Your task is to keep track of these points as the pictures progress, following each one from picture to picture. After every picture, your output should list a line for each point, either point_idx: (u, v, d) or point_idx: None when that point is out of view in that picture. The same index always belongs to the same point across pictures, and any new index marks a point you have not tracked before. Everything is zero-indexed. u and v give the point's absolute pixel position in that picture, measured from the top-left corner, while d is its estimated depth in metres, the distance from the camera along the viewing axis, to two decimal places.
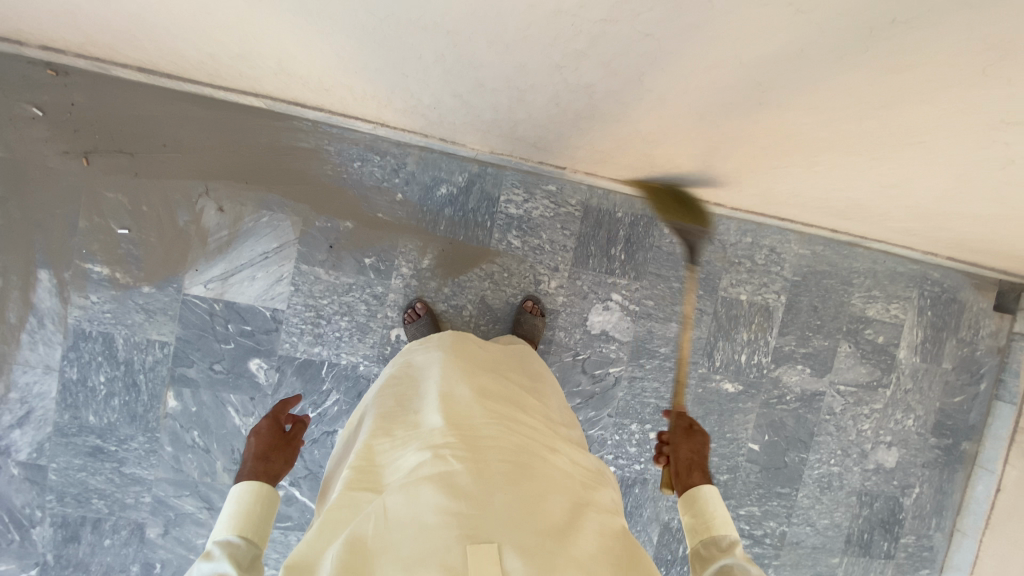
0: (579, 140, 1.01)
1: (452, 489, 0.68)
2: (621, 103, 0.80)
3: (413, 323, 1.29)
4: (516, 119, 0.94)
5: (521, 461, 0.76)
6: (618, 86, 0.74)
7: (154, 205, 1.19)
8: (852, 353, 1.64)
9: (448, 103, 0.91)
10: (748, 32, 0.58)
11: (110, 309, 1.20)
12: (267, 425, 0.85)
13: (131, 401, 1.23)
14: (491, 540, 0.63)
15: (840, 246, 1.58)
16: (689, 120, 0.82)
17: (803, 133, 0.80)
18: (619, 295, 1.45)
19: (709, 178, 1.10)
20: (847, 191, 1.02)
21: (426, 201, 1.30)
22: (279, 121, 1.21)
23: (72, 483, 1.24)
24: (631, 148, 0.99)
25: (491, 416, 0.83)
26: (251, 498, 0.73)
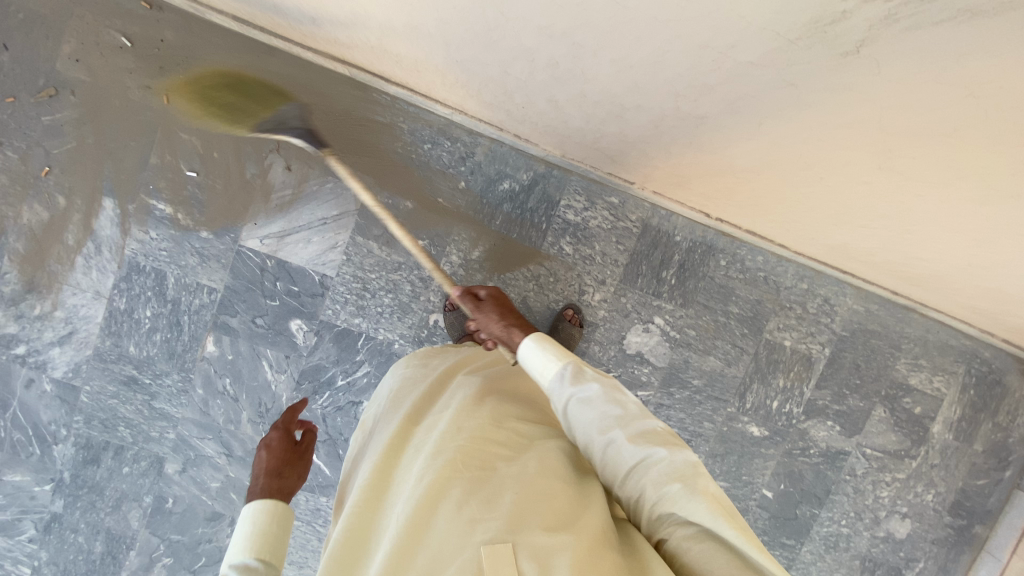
0: (664, 163, 0.98)
1: (464, 497, 0.71)
2: (726, 141, 0.79)
3: (454, 312, 1.29)
4: (605, 132, 0.93)
5: (531, 459, 0.78)
6: (733, 128, 0.75)
7: (225, 153, 1.20)
8: (885, 419, 1.59)
9: (540, 106, 0.90)
10: (899, 91, 0.58)
11: (166, 247, 1.22)
12: (277, 437, 0.94)
13: (172, 339, 1.26)
14: (505, 541, 0.66)
15: (895, 308, 1.53)
16: (789, 169, 0.81)
17: (909, 202, 0.78)
18: (661, 319, 1.43)
19: (784, 222, 1.07)
20: (930, 261, 0.98)
21: (487, 193, 1.29)
22: (359, 90, 1.21)
23: (102, 408, 1.28)
24: (716, 181, 0.97)
25: (501, 416, 0.86)
26: (264, 519, 0.79)
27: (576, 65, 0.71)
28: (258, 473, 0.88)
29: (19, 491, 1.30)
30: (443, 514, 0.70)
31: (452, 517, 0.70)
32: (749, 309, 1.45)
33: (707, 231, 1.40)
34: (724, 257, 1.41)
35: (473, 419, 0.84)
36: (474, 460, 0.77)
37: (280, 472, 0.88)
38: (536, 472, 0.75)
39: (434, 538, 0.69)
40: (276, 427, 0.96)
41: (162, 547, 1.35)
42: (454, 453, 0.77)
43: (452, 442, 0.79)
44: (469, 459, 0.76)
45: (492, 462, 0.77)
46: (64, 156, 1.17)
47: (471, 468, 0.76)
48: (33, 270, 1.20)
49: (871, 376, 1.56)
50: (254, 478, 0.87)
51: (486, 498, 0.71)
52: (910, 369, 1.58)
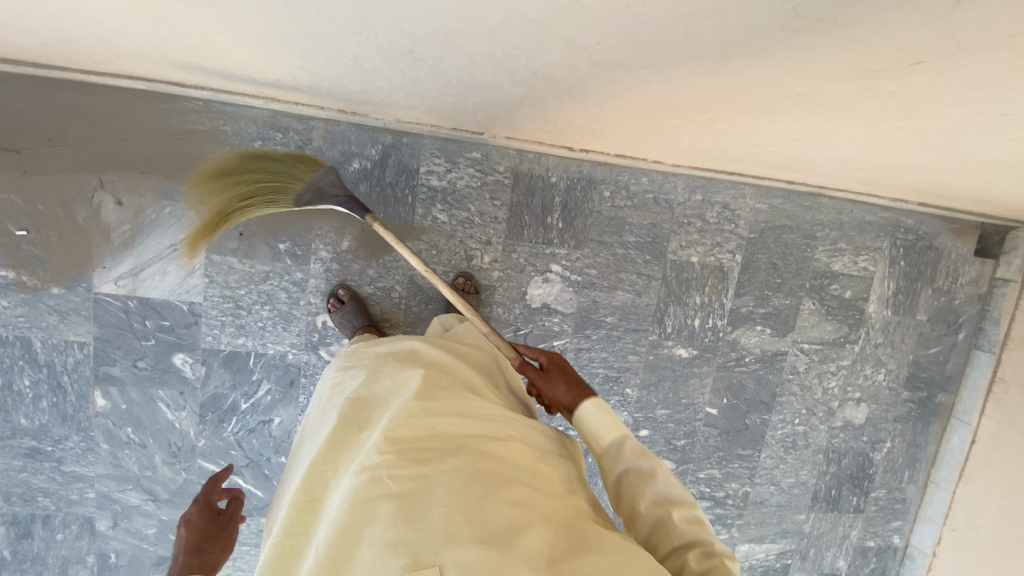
0: (460, 105, 0.95)
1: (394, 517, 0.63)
2: (461, 69, 0.77)
3: (338, 310, 1.25)
4: (379, 86, 0.89)
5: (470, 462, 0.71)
6: (446, 55, 0.72)
7: (50, 202, 1.14)
8: (816, 311, 1.56)
9: (302, 75, 0.89)
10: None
11: (22, 312, 1.17)
12: (198, 512, 0.83)
13: (59, 402, 1.23)
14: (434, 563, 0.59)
15: (801, 198, 1.47)
16: (545, 83, 0.78)
17: (670, 94, 0.75)
18: (559, 265, 1.37)
19: (626, 135, 1.00)
20: (769, 146, 0.93)
21: (338, 178, 1.24)
22: (169, 103, 1.14)
23: (16, 483, 1.27)
24: (517, 112, 0.95)
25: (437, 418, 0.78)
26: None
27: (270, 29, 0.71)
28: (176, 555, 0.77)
29: None
30: (369, 539, 0.62)
31: (377, 542, 0.61)
32: (646, 234, 1.39)
33: (582, 164, 1.32)
34: (607, 187, 1.34)
35: (403, 428, 0.75)
36: (403, 470, 0.68)
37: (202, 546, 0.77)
38: (470, 477, 0.69)
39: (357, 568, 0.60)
40: (197, 501, 0.84)
41: None
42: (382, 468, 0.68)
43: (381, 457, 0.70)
44: (400, 469, 0.68)
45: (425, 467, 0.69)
46: None
47: (403, 480, 0.67)
48: None
49: (792, 272, 1.51)
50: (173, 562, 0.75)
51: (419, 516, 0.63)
52: (831, 256, 1.53)
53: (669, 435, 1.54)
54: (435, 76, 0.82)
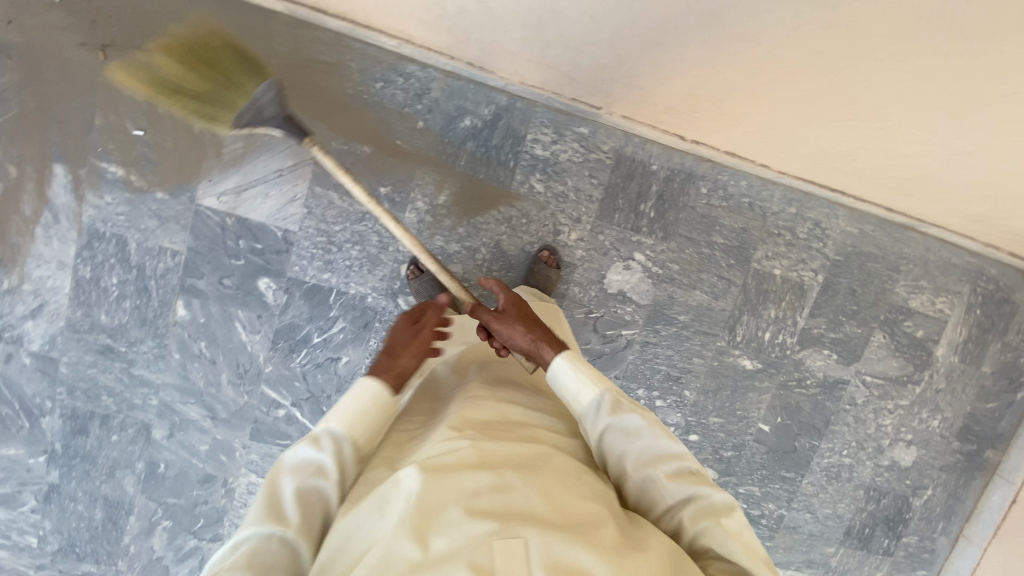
0: (617, 69, 0.94)
1: (477, 486, 0.62)
2: (667, 10, 0.78)
3: (416, 279, 1.26)
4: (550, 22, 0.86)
5: (541, 453, 0.72)
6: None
7: (171, 108, 1.15)
8: (885, 344, 1.54)
9: (472, 12, 0.89)
10: None
11: (123, 211, 1.19)
12: (402, 320, 0.93)
13: (142, 305, 1.24)
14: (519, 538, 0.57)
15: (893, 228, 1.45)
16: (739, 50, 0.81)
17: (873, 77, 0.80)
18: (643, 254, 1.36)
19: (764, 133, 1.03)
20: (909, 159, 1.00)
21: (448, 132, 1.24)
22: (302, 30, 1.15)
23: (83, 378, 1.28)
24: (668, 88, 0.96)
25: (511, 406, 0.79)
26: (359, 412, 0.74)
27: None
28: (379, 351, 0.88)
29: (15, 465, 1.33)
30: (452, 503, 0.61)
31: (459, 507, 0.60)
32: (734, 238, 1.38)
33: (686, 157, 1.32)
34: (705, 185, 1.34)
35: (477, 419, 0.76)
36: (484, 447, 0.69)
37: (395, 352, 0.85)
38: (545, 468, 0.69)
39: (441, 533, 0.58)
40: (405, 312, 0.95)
41: (160, 510, 1.38)
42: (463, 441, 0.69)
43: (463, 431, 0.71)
44: (481, 443, 0.69)
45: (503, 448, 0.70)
46: (8, 124, 1.13)
47: (484, 455, 0.67)
48: None
49: (868, 301, 1.49)
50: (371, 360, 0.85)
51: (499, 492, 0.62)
52: (910, 292, 1.51)
53: (717, 444, 1.54)
54: (620, 22, 0.82)
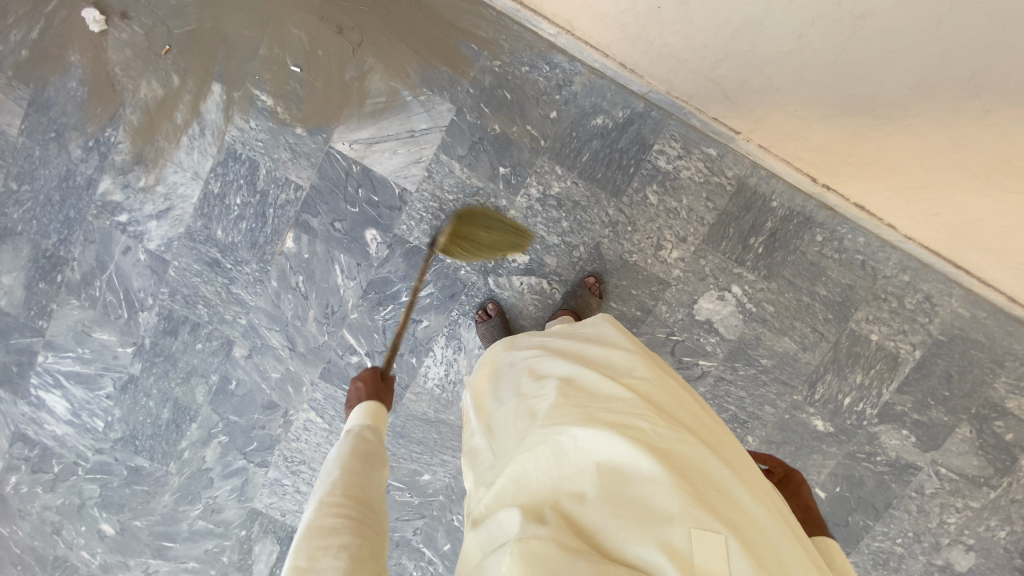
0: (790, 95, 1.03)
1: (669, 466, 0.61)
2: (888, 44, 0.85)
3: (484, 323, 1.31)
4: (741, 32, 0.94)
5: (716, 448, 0.69)
6: (904, 26, 0.81)
7: (330, 52, 1.21)
8: (969, 440, 1.44)
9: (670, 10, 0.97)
10: None
11: (263, 138, 1.26)
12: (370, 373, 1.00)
13: (256, 229, 1.31)
14: (718, 529, 0.56)
15: (1006, 320, 1.37)
16: (952, 87, 0.87)
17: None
18: (740, 288, 1.34)
19: (921, 180, 1.06)
20: None
21: (578, 126, 1.25)
22: (467, 2, 1.19)
23: (186, 284, 1.35)
24: (847, 125, 1.03)
25: (677, 395, 0.77)
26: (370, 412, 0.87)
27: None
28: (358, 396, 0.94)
29: (104, 349, 1.40)
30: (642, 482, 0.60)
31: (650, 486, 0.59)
32: (838, 293, 1.34)
33: (809, 201, 1.29)
34: (822, 232, 1.31)
35: (649, 393, 0.74)
36: (663, 423, 0.67)
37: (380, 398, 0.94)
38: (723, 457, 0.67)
39: (635, 513, 0.58)
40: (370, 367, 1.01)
41: (220, 424, 1.44)
42: (647, 420, 0.67)
43: (640, 406, 0.70)
44: (664, 425, 0.67)
45: (681, 430, 0.68)
46: (184, 37, 1.22)
47: (666, 436, 0.66)
48: (142, 144, 1.27)
49: (962, 390, 1.41)
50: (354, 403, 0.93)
51: (689, 479, 0.61)
52: (1009, 391, 1.41)
53: None
54: (827, 50, 0.90)
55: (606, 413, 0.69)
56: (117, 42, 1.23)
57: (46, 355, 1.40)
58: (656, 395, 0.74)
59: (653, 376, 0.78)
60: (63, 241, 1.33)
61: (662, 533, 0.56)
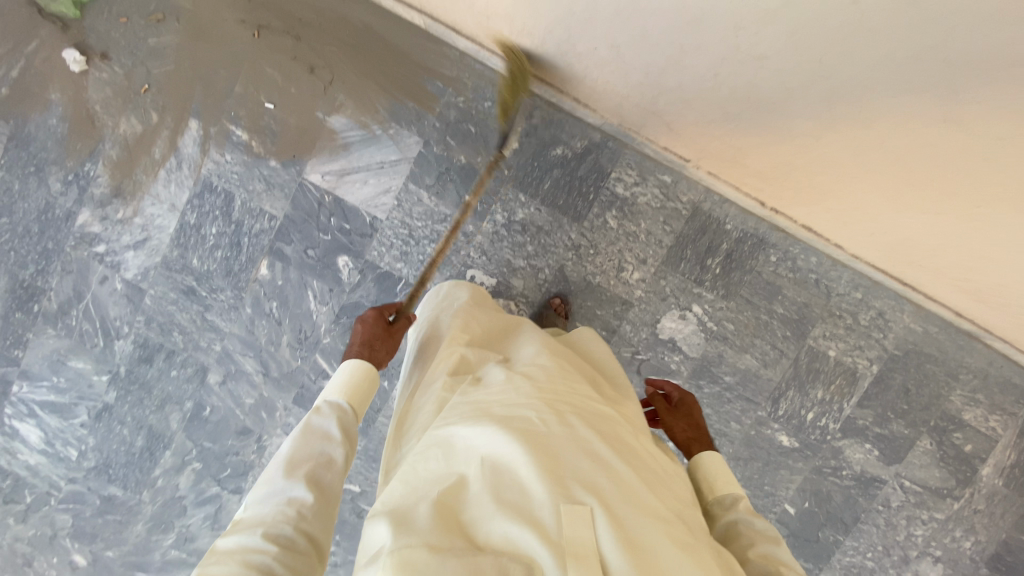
0: (719, 125, 1.10)
1: (544, 454, 0.70)
2: (788, 84, 0.92)
3: None
4: (663, 69, 1.02)
5: (603, 427, 0.78)
6: (796, 69, 0.88)
7: (302, 90, 1.28)
8: (930, 452, 1.47)
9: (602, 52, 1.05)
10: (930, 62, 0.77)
11: (238, 171, 1.31)
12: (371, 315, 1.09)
13: (231, 258, 1.35)
14: (585, 502, 0.66)
15: (957, 334, 1.43)
16: (848, 121, 0.94)
17: (962, 164, 0.91)
18: (700, 308, 1.39)
19: (855, 202, 1.12)
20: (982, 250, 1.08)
21: (539, 156, 1.32)
22: (432, 42, 1.26)
23: (161, 312, 1.38)
24: (769, 150, 1.10)
25: (573, 381, 0.86)
26: (355, 385, 0.93)
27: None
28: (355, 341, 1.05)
29: (79, 378, 1.42)
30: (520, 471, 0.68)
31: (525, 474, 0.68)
32: (794, 310, 1.39)
33: (761, 223, 1.35)
34: (775, 253, 1.36)
35: (545, 389, 0.81)
36: (547, 418, 0.75)
37: (373, 346, 1.04)
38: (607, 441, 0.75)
39: (512, 499, 0.67)
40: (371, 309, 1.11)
41: (194, 451, 1.45)
42: (532, 409, 0.76)
43: (530, 398, 0.79)
44: (548, 418, 0.75)
45: (567, 423, 0.75)
46: (162, 77, 1.27)
47: (549, 429, 0.74)
48: (121, 178, 1.32)
49: (921, 403, 1.45)
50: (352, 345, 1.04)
51: (566, 459, 0.70)
52: (965, 403, 1.45)
53: None
54: (739, 86, 0.97)
55: (498, 410, 0.77)
56: (97, 81, 1.28)
57: (21, 384, 1.42)
58: (550, 386, 0.83)
59: (550, 370, 0.87)
60: (40, 272, 1.36)
61: (534, 512, 0.65)
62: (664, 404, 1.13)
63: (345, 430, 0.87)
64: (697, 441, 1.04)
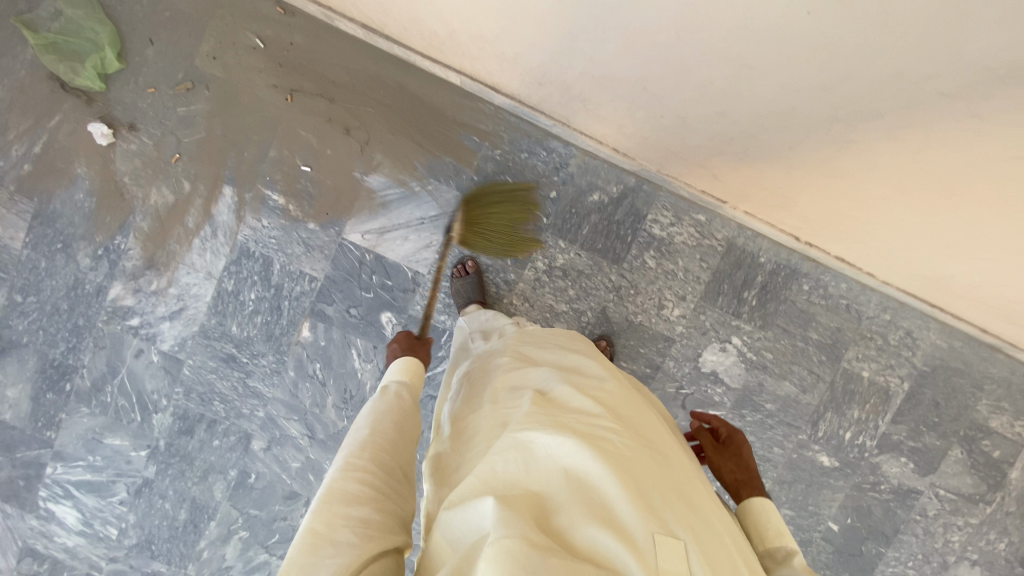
0: (743, 186, 1.09)
1: (632, 473, 0.63)
2: (805, 160, 0.92)
3: None
4: (712, 149, 1.01)
5: (678, 463, 0.73)
6: (812, 147, 0.88)
7: (338, 151, 1.27)
8: (961, 460, 1.53)
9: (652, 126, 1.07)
10: (938, 145, 0.76)
11: (276, 235, 1.29)
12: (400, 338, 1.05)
13: (271, 322, 1.33)
14: (678, 536, 0.59)
15: (980, 347, 1.49)
16: (886, 198, 0.93)
17: (998, 229, 0.90)
18: (740, 339, 1.42)
19: (893, 258, 1.13)
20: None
21: (577, 203, 1.34)
22: (467, 98, 1.27)
23: (201, 382, 1.35)
24: (798, 208, 1.09)
25: (641, 408, 0.80)
26: (411, 369, 0.90)
27: (678, 98, 0.91)
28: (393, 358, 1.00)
29: (116, 455, 1.37)
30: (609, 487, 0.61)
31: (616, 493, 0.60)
32: (828, 336, 1.44)
33: (793, 254, 1.39)
34: (808, 282, 1.41)
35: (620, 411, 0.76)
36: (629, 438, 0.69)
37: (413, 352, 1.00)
38: (684, 477, 0.70)
39: (601, 512, 0.59)
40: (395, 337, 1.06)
41: (240, 519, 1.41)
42: (616, 431, 0.69)
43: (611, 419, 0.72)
44: (630, 440, 0.69)
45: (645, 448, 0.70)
46: (193, 145, 1.25)
47: (631, 450, 0.68)
48: (154, 249, 1.28)
49: (950, 415, 1.51)
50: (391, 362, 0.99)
51: (654, 488, 0.64)
52: (991, 412, 1.52)
53: None
54: (760, 155, 0.97)
55: (578, 421, 0.70)
56: (125, 153, 1.24)
57: (55, 466, 1.36)
58: (626, 410, 0.77)
59: (621, 390, 0.81)
60: (71, 350, 1.32)
61: (626, 531, 0.57)
62: (708, 439, 0.99)
63: (407, 392, 0.84)
64: (745, 485, 0.87)
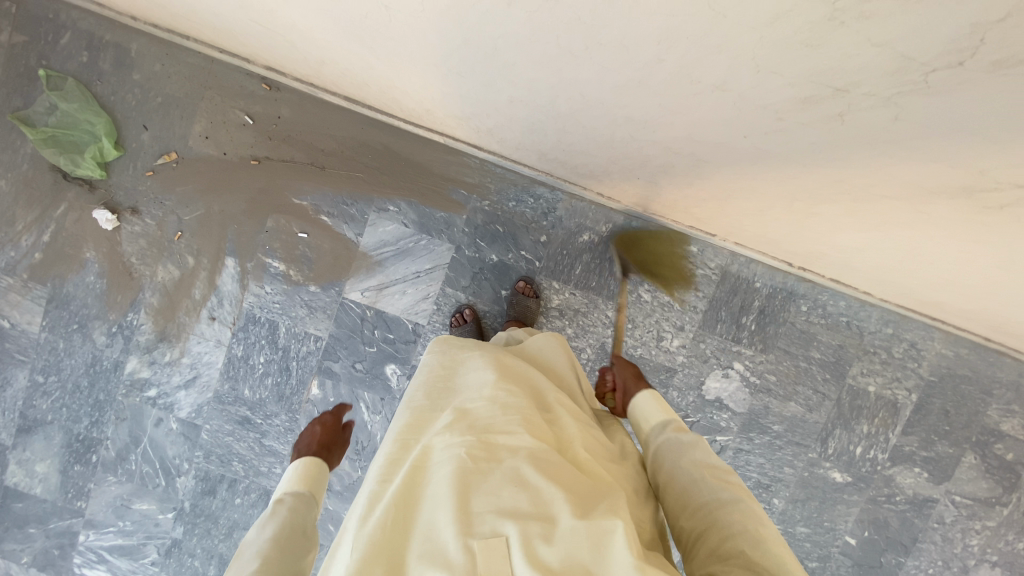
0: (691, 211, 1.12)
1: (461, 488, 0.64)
2: (724, 193, 0.96)
3: None
4: (692, 196, 1.03)
5: (535, 452, 0.70)
6: (724, 185, 0.93)
7: (332, 215, 1.31)
8: (975, 466, 1.51)
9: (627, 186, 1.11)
10: (818, 183, 0.81)
11: (280, 300, 1.34)
12: (330, 419, 0.99)
13: (282, 382, 1.37)
14: (501, 534, 0.60)
15: (987, 352, 1.48)
16: (800, 220, 0.95)
17: (904, 249, 0.92)
18: (741, 364, 1.43)
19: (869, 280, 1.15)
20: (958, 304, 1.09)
21: (567, 244, 1.36)
22: (451, 155, 1.32)
23: (219, 444, 1.40)
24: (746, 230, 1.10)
25: (510, 399, 0.77)
26: (309, 475, 0.83)
27: (648, 157, 0.95)
28: (310, 440, 0.93)
29: (144, 519, 1.42)
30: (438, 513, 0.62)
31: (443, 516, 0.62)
32: (831, 353, 1.44)
33: (788, 277, 1.40)
34: (806, 303, 1.41)
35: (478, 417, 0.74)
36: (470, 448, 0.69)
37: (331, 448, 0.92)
38: (537, 464, 0.68)
39: (432, 541, 0.61)
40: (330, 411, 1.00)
41: None
42: (454, 447, 0.69)
43: (457, 431, 0.72)
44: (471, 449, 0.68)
45: (491, 453, 0.69)
46: (194, 222, 1.30)
47: (471, 459, 0.67)
48: (165, 322, 1.34)
49: (961, 422, 1.50)
50: (306, 446, 0.91)
51: (483, 494, 0.64)
52: (1002, 415, 1.50)
53: (803, 554, 1.52)
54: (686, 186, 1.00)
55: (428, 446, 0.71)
56: (130, 235, 1.29)
57: (88, 533, 1.41)
58: (480, 415, 0.75)
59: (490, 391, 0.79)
60: (94, 424, 1.37)
61: (448, 551, 0.59)
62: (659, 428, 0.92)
63: (305, 505, 0.79)
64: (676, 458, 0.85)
